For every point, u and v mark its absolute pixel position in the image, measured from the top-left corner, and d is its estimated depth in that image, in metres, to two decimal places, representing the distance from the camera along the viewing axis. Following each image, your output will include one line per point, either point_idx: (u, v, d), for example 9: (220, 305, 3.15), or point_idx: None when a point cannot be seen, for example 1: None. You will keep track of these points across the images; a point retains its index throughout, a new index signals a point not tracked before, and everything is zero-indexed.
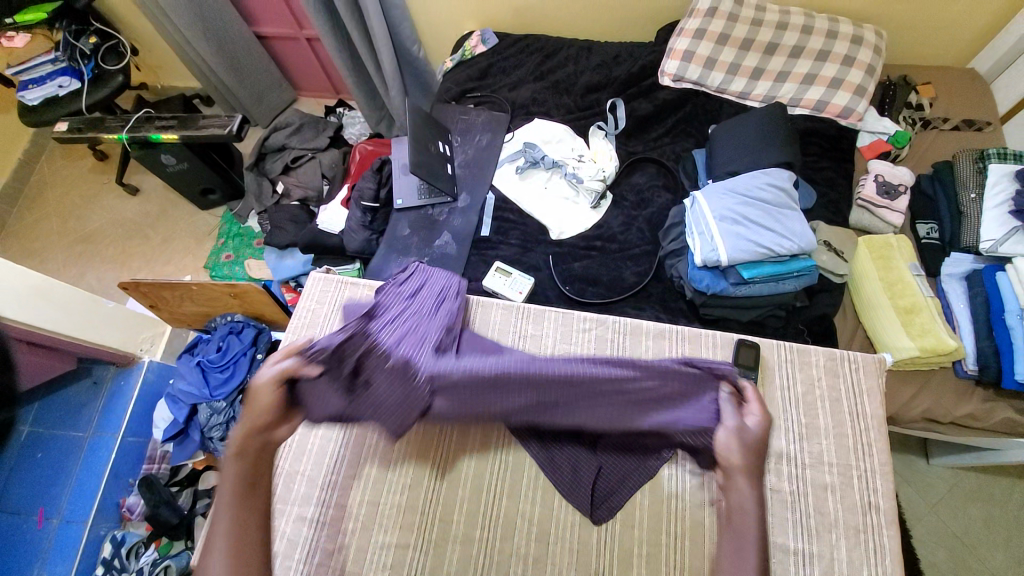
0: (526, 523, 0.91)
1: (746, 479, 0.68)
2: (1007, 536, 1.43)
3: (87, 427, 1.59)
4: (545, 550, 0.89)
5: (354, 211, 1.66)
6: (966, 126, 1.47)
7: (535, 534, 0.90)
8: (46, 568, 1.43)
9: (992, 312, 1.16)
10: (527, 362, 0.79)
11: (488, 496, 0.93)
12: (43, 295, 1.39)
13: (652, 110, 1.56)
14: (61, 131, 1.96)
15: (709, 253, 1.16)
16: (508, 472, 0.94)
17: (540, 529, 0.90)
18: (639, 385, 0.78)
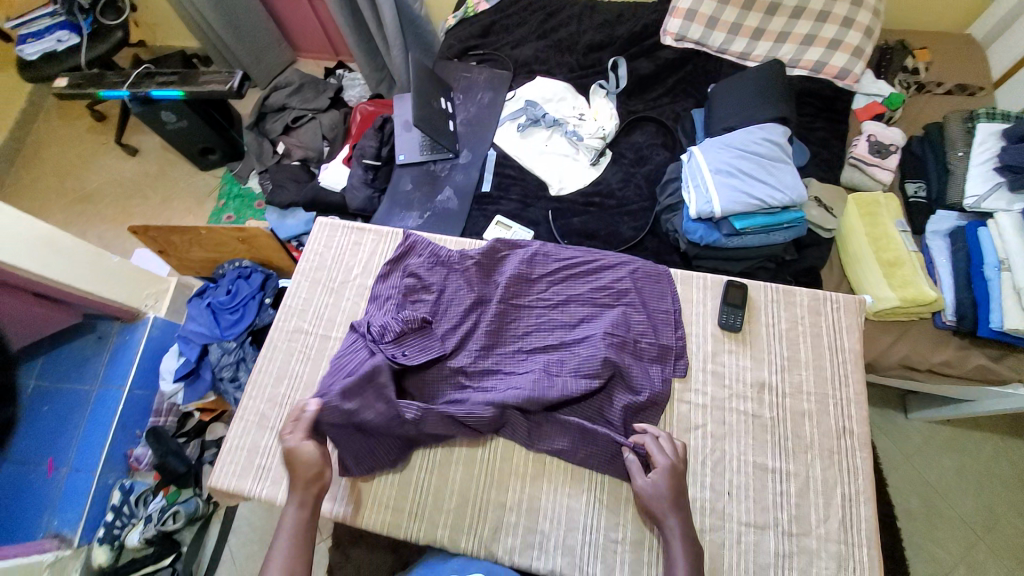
0: (523, 452, 0.92)
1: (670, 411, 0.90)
2: (978, 485, 1.52)
3: (93, 380, 1.65)
4: (542, 468, 0.91)
5: (356, 169, 1.68)
6: (959, 91, 1.50)
7: (534, 454, 0.91)
8: (56, 515, 1.50)
9: (972, 265, 1.21)
10: (530, 258, 1.05)
11: (483, 459, 0.92)
12: (51, 244, 1.41)
13: (653, 69, 1.58)
14: (61, 86, 1.92)
15: (703, 205, 1.21)
16: (500, 451, 0.92)
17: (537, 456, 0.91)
18: (613, 274, 1.02)
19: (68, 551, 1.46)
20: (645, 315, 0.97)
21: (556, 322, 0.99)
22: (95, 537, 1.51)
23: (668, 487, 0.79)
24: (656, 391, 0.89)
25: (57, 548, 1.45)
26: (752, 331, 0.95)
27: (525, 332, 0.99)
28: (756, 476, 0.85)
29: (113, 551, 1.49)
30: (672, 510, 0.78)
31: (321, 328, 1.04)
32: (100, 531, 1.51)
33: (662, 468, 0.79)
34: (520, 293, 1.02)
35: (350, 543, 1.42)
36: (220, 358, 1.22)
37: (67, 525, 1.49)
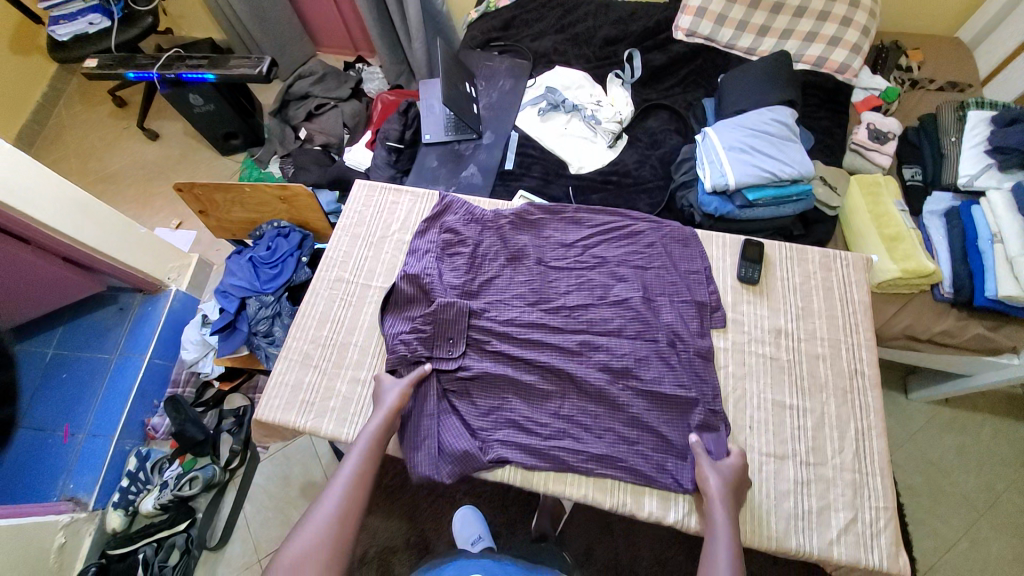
0: (543, 476, 0.91)
1: (711, 373, 0.95)
2: (979, 463, 1.55)
3: (113, 349, 1.65)
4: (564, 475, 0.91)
5: (380, 150, 1.76)
6: (951, 88, 1.61)
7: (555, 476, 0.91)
8: (72, 478, 1.49)
9: (968, 241, 1.30)
10: (560, 215, 1.14)
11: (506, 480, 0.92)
12: (84, 211, 1.43)
13: (666, 61, 1.68)
14: (91, 66, 2.00)
15: (718, 178, 1.29)
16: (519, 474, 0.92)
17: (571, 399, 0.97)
18: (641, 234, 1.10)
19: (83, 514, 1.44)
20: (677, 277, 1.04)
21: (595, 282, 1.04)
22: (110, 502, 1.50)
23: (724, 480, 0.82)
24: (682, 335, 0.97)
25: (71, 511, 1.43)
26: (768, 284, 1.05)
27: (566, 292, 1.03)
28: (775, 412, 0.94)
29: (126, 516, 1.49)
30: (725, 511, 0.78)
31: (361, 278, 1.10)
32: (115, 496, 1.51)
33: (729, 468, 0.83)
34: (555, 255, 1.09)
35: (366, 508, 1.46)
36: (258, 311, 1.27)
37: (83, 489, 1.48)
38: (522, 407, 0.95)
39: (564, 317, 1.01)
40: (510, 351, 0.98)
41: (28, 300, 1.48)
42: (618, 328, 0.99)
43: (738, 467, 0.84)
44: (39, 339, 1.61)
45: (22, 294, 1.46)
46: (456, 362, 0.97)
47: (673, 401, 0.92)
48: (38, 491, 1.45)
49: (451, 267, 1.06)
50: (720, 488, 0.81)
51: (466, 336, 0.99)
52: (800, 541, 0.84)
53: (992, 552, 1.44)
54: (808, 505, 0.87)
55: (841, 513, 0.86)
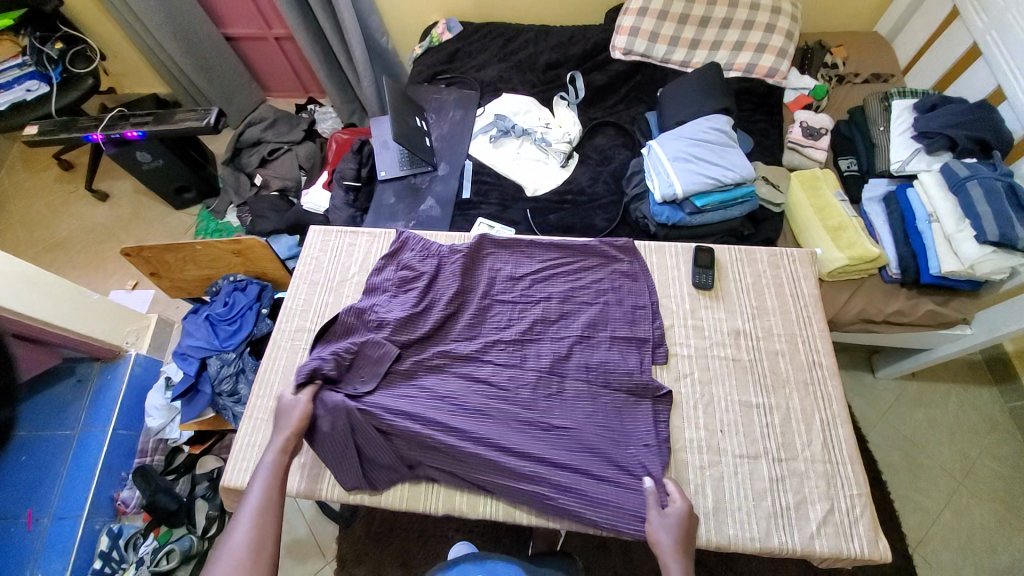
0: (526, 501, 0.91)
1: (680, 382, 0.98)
2: (950, 433, 1.61)
3: (74, 424, 1.57)
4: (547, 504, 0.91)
5: (337, 191, 1.75)
6: (875, 79, 1.73)
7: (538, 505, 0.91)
8: (40, 567, 1.39)
9: (907, 223, 1.37)
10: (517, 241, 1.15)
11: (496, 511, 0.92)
12: (33, 283, 1.37)
13: (607, 80, 1.74)
14: (31, 134, 1.96)
15: (666, 188, 1.34)
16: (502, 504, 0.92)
17: None
18: (596, 253, 1.13)
19: None
20: (622, 312, 1.06)
21: (541, 313, 1.06)
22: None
23: (675, 531, 0.79)
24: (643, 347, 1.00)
25: None
26: (723, 288, 1.08)
27: (512, 322, 1.05)
28: (743, 412, 0.96)
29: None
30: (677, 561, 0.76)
31: (323, 325, 1.09)
32: None
33: (675, 515, 0.80)
34: (501, 288, 1.09)
35: (356, 561, 1.41)
36: (220, 370, 1.24)
37: None
38: (470, 446, 0.91)
39: (531, 343, 1.02)
40: (466, 391, 0.98)
41: None
42: (583, 348, 1.01)
43: (683, 516, 0.81)
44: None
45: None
46: (358, 397, 0.95)
47: (643, 414, 0.95)
48: None
49: (404, 302, 1.04)
50: (671, 542, 0.78)
51: (380, 378, 0.98)
52: (783, 539, 0.85)
53: (975, 520, 1.48)
54: (786, 502, 0.88)
55: (818, 505, 0.88)
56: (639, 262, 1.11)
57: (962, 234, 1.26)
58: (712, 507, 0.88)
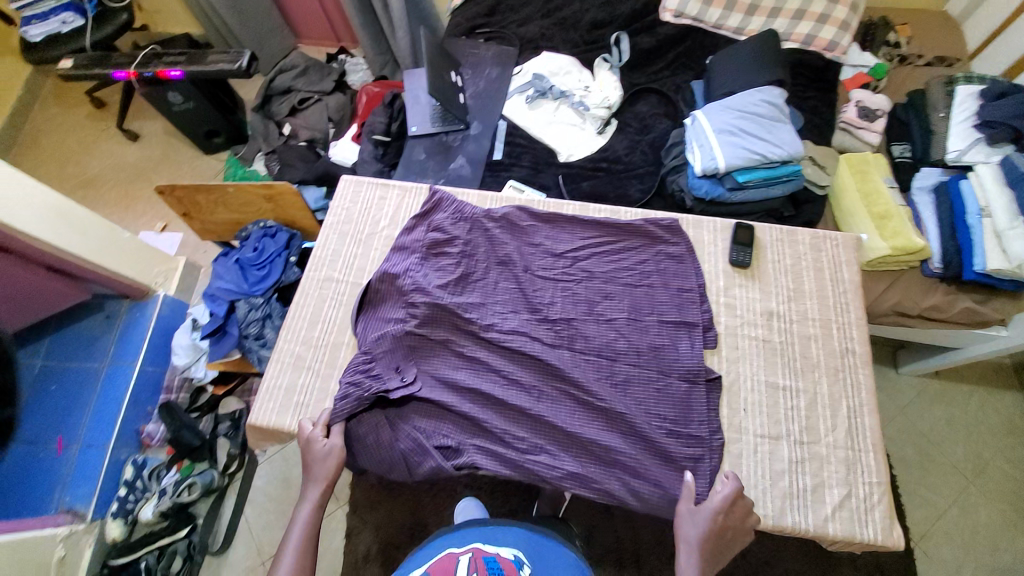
0: None
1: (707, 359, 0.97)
2: (968, 434, 1.58)
3: (103, 357, 1.62)
4: None
5: (366, 144, 1.73)
6: (938, 63, 1.60)
7: None
8: (69, 491, 1.48)
9: (956, 216, 1.31)
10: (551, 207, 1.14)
11: None
12: (63, 216, 1.40)
13: (654, 44, 1.66)
14: (67, 67, 1.95)
15: (708, 161, 1.28)
16: None
17: None
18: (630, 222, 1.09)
19: (82, 525, 1.44)
20: (668, 296, 1.02)
21: (580, 296, 1.02)
22: (108, 512, 1.50)
23: (703, 527, 0.80)
24: (670, 321, 0.99)
25: (70, 522, 1.43)
26: (759, 267, 1.05)
27: (551, 302, 1.02)
28: (769, 394, 0.95)
29: (126, 526, 1.48)
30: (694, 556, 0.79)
31: (351, 277, 1.10)
32: (113, 506, 1.50)
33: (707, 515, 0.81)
34: (542, 264, 1.06)
35: (367, 504, 1.48)
36: (248, 313, 1.26)
37: (80, 501, 1.47)
38: (495, 420, 0.94)
39: (558, 309, 1.01)
40: (494, 360, 0.98)
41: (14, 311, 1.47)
42: (611, 318, 1.00)
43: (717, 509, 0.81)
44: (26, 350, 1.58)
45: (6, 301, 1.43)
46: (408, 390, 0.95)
47: (664, 387, 0.94)
48: (36, 506, 1.45)
49: (434, 267, 1.05)
50: (693, 539, 0.80)
51: (437, 348, 0.99)
52: (796, 520, 0.85)
53: (981, 519, 1.47)
54: (804, 484, 0.88)
55: (836, 490, 0.88)
56: (684, 243, 1.06)
57: (1015, 232, 1.20)
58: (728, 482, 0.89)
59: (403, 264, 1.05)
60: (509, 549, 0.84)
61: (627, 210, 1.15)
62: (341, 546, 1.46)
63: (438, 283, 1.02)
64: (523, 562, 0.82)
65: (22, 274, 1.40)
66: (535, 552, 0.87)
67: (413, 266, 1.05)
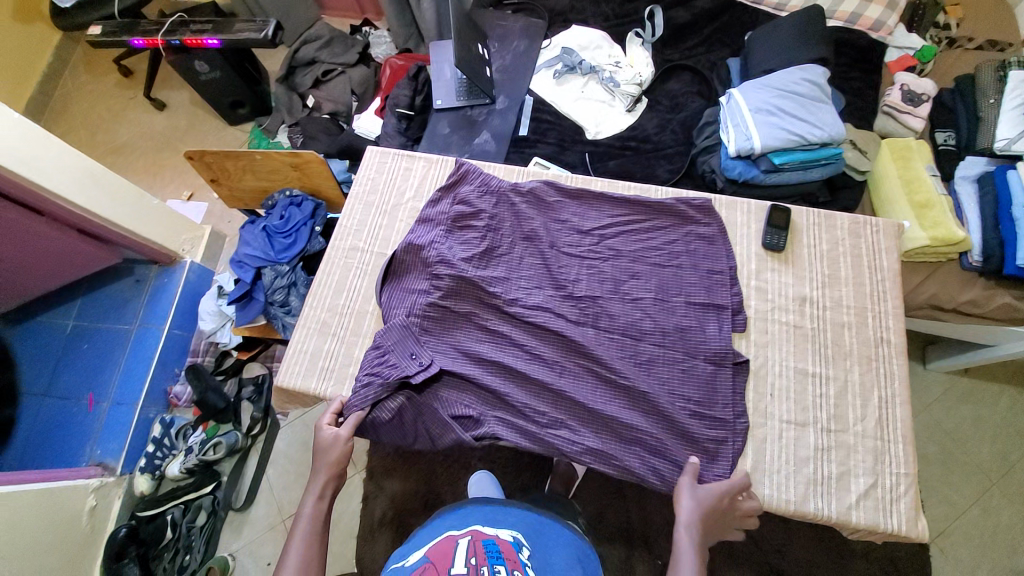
0: None
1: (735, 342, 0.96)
2: (996, 434, 1.54)
3: (134, 319, 1.67)
4: None
5: (390, 117, 1.71)
6: (989, 46, 1.52)
7: None
8: (99, 445, 1.54)
9: (1000, 209, 1.24)
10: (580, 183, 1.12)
11: None
12: (96, 179, 1.42)
13: (689, 19, 1.60)
14: (96, 34, 1.96)
15: (743, 142, 1.24)
16: None
17: None
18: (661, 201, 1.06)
19: (111, 478, 1.50)
20: (697, 277, 0.99)
21: (607, 274, 1.01)
22: (136, 467, 1.56)
23: (700, 503, 0.80)
24: (698, 302, 0.97)
25: (100, 475, 1.49)
26: (794, 252, 1.02)
27: (576, 279, 1.01)
28: (797, 380, 0.93)
29: (153, 480, 1.54)
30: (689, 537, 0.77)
31: (376, 247, 1.10)
32: (141, 461, 1.56)
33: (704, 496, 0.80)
34: (568, 240, 1.05)
35: (383, 473, 1.51)
36: (274, 281, 1.27)
37: (110, 455, 1.53)
38: (516, 393, 0.94)
39: (584, 287, 1.00)
40: (517, 335, 0.97)
41: (47, 270, 1.53)
42: (638, 297, 0.98)
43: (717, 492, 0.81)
44: (59, 311, 1.65)
45: (41, 261, 1.50)
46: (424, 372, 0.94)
47: (689, 370, 0.93)
48: (70, 458, 1.52)
49: (460, 240, 1.04)
50: (691, 516, 0.78)
51: (461, 320, 0.99)
52: (819, 506, 0.84)
53: (1004, 521, 1.44)
54: (828, 471, 0.87)
55: (862, 479, 0.86)
56: (716, 224, 1.03)
57: None
58: (751, 466, 0.88)
59: (428, 235, 1.05)
60: (507, 530, 0.87)
61: (657, 189, 1.12)
62: (359, 510, 1.50)
63: (463, 255, 1.02)
64: (522, 543, 0.85)
65: (54, 237, 1.44)
66: (534, 534, 0.89)
67: (438, 237, 1.04)
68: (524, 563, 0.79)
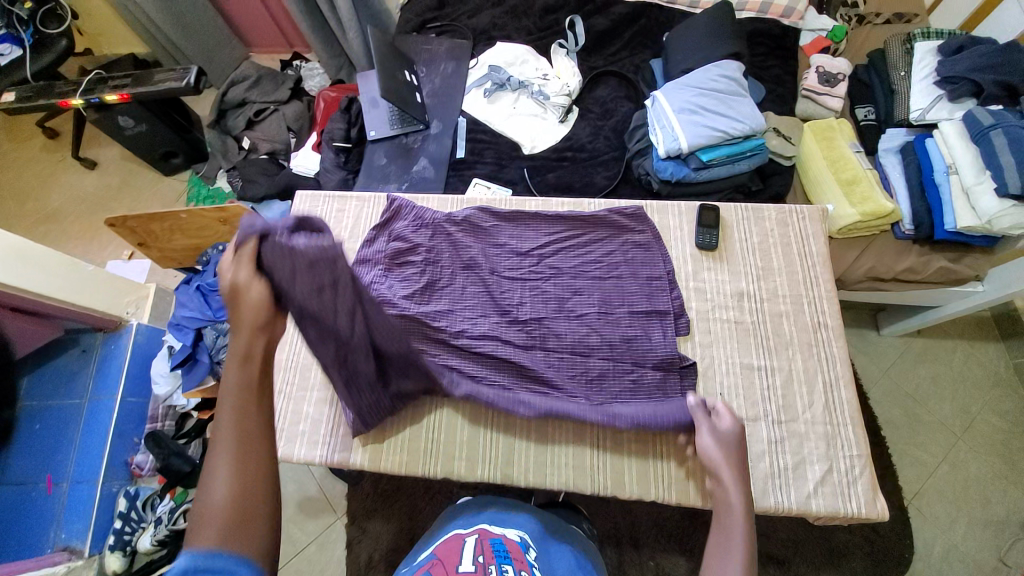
0: (523, 458, 0.93)
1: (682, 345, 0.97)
2: (951, 387, 1.60)
3: (83, 393, 1.58)
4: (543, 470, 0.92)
5: (327, 153, 1.67)
6: (897, 19, 1.58)
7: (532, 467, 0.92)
8: (63, 528, 1.45)
9: (924, 175, 1.30)
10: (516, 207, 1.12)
11: (486, 469, 0.93)
12: (23, 257, 1.30)
13: (609, 25, 1.62)
14: (8, 101, 1.87)
15: (670, 143, 1.27)
16: (500, 460, 0.93)
17: None
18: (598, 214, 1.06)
19: (81, 561, 1.41)
20: (638, 285, 1.00)
21: (549, 294, 1.01)
22: (106, 545, 1.47)
23: (721, 437, 0.80)
24: (641, 311, 0.98)
25: (67, 560, 1.40)
26: (728, 248, 1.04)
27: (519, 302, 1.00)
28: (744, 375, 0.94)
29: (126, 557, 1.44)
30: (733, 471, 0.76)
31: None
32: (110, 539, 1.47)
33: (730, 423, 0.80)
34: (507, 264, 1.04)
35: (366, 517, 1.47)
36: (216, 341, 1.24)
37: (76, 537, 1.44)
38: None
39: (528, 312, 0.99)
40: (466, 368, 0.95)
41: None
42: (583, 313, 0.99)
43: (732, 428, 0.80)
44: None
45: None
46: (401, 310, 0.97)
47: (639, 380, 0.93)
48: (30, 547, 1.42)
49: (399, 280, 1.02)
50: (721, 453, 0.78)
51: None
52: (779, 499, 0.86)
53: (971, 473, 1.50)
54: (784, 462, 0.88)
55: (817, 465, 0.88)
56: (650, 230, 1.05)
57: (982, 188, 1.19)
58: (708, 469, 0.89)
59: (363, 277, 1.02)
60: (514, 530, 0.89)
61: (591, 201, 1.13)
62: (344, 556, 1.44)
63: (404, 295, 0.99)
64: (528, 543, 0.87)
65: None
66: (539, 537, 0.92)
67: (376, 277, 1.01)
68: (531, 562, 0.80)
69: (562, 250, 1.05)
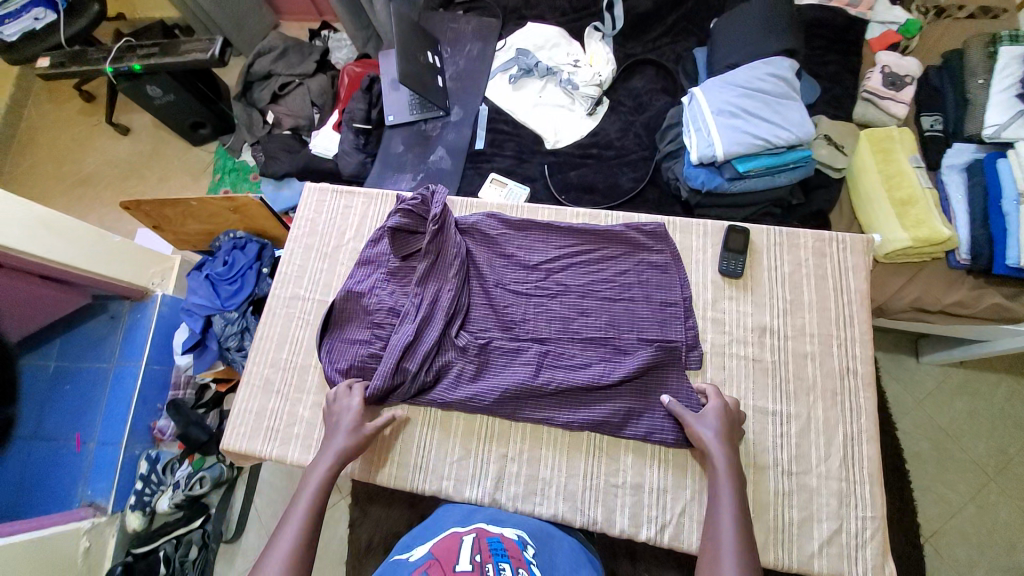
0: (512, 483, 0.90)
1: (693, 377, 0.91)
2: (991, 426, 1.47)
3: (110, 358, 1.64)
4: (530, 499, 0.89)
5: (347, 134, 1.62)
6: (982, 14, 1.38)
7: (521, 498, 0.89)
8: (88, 485, 1.54)
9: (990, 200, 1.15)
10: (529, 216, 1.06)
11: (474, 491, 0.91)
12: (51, 227, 1.33)
13: (652, 7, 1.48)
14: (44, 67, 1.89)
15: (705, 149, 1.15)
16: (489, 485, 0.90)
17: (535, 426, 0.92)
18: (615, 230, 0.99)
19: (104, 517, 1.48)
20: (650, 310, 0.94)
21: (555, 313, 0.96)
22: (128, 503, 1.55)
23: (717, 427, 0.80)
24: (650, 338, 0.91)
25: (92, 515, 1.48)
26: (754, 276, 0.96)
27: (523, 319, 0.96)
28: (757, 420, 0.87)
29: (144, 516, 1.53)
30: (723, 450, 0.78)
31: (317, 293, 1.06)
32: (131, 498, 1.55)
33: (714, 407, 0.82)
34: (513, 277, 0.99)
35: (367, 500, 1.51)
36: (224, 328, 1.23)
37: (100, 495, 1.52)
38: None
39: (531, 330, 0.95)
40: (461, 389, 0.92)
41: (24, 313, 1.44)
42: (587, 336, 0.93)
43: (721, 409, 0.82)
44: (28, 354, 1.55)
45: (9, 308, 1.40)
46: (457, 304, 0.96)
47: (640, 413, 0.88)
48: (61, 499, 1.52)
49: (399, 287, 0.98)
50: (715, 441, 0.79)
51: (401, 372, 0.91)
52: (779, 556, 0.80)
53: (998, 516, 1.39)
54: (789, 517, 0.82)
55: (825, 524, 0.81)
56: (669, 250, 0.98)
57: None
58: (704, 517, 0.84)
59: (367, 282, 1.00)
60: (513, 529, 0.78)
61: (609, 213, 1.06)
62: (345, 535, 1.49)
63: (403, 300, 0.97)
64: (527, 542, 0.76)
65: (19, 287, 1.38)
66: (539, 533, 0.81)
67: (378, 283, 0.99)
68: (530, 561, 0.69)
69: (573, 263, 0.99)
